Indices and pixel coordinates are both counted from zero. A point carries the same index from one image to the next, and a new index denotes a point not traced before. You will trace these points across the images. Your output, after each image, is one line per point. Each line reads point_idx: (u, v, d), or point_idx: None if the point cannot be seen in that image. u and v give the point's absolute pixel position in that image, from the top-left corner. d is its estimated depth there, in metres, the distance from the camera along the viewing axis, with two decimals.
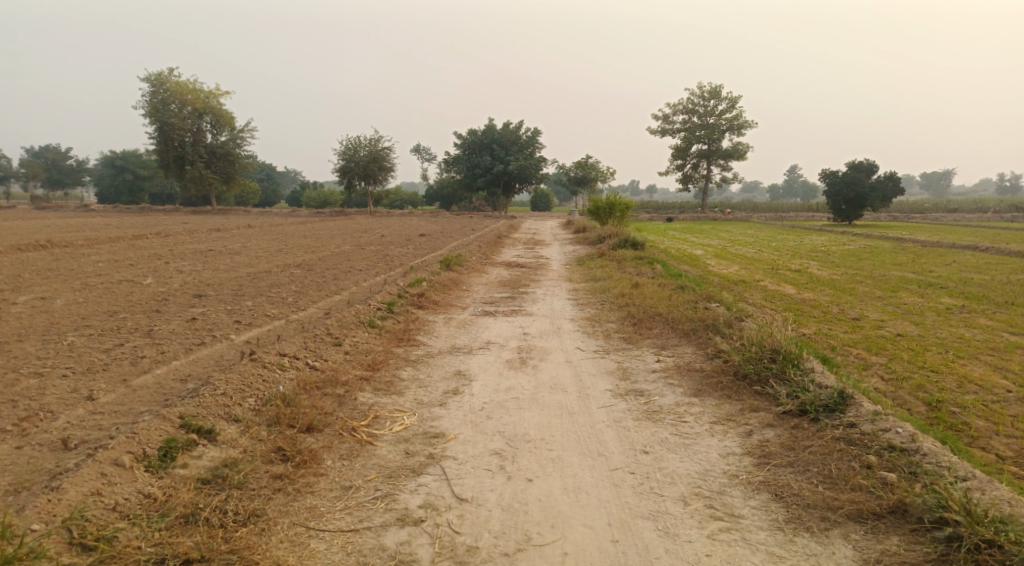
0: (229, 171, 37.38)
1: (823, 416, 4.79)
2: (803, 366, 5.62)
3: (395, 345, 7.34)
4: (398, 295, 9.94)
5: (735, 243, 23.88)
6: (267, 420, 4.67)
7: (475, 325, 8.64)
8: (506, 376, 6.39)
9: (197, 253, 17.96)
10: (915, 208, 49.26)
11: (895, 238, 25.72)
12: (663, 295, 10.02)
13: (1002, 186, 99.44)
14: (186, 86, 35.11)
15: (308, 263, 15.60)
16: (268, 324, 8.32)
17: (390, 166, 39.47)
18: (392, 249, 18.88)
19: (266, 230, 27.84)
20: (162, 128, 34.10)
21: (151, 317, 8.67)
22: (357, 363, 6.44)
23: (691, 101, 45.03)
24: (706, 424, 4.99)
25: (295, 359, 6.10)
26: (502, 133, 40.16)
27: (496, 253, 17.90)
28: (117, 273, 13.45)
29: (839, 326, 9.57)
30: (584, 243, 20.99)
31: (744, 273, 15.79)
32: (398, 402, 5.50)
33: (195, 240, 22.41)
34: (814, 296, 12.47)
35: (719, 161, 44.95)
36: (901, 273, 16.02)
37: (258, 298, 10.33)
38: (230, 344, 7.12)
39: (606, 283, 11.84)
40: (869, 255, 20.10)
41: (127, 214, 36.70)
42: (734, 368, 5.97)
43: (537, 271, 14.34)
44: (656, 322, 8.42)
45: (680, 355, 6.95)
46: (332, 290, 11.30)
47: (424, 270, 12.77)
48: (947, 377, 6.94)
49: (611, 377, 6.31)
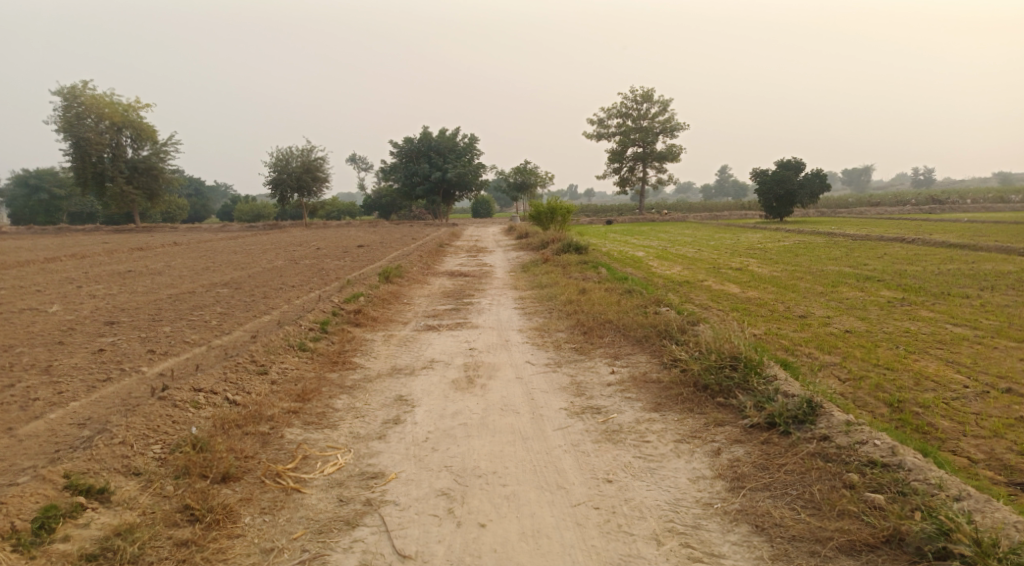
0: (153, 186, 35.56)
1: (794, 429, 4.46)
2: (766, 375, 5.29)
3: (329, 370, 6.72)
4: (333, 312, 9.28)
5: (675, 243, 23.96)
6: (175, 471, 4.05)
7: (417, 342, 8.09)
8: (451, 399, 5.86)
9: (115, 275, 16.74)
10: (841, 204, 50.90)
11: (826, 233, 26.29)
12: (611, 301, 9.67)
13: (917, 180, 104.49)
14: (103, 99, 33.18)
15: (237, 281, 14.69)
16: (187, 352, 7.55)
17: (325, 177, 38.35)
18: (328, 262, 18.09)
19: (194, 246, 26.49)
20: (77, 143, 32.15)
21: (52, 350, 7.78)
22: (286, 394, 5.82)
23: (625, 105, 45.41)
24: (670, 443, 4.60)
25: (212, 393, 5.44)
26: (439, 140, 39.56)
27: (437, 263, 17.34)
28: (21, 301, 12.29)
29: (787, 325, 9.42)
30: (527, 248, 20.62)
31: (687, 273, 15.70)
32: (331, 437, 4.93)
33: (115, 261, 21.03)
34: (758, 295, 12.41)
35: (654, 163, 45.49)
36: (839, 267, 16.22)
37: (179, 323, 9.51)
38: (141, 379, 6.37)
39: (552, 290, 11.44)
40: (806, 251, 20.39)
41: (41, 236, 34.39)
42: (693, 379, 5.60)
43: (481, 280, 13.86)
44: (606, 331, 8.04)
45: (636, 366, 6.57)
46: (261, 309, 10.54)
47: (361, 284, 12.13)
48: (903, 374, 6.78)
49: (565, 393, 5.88)
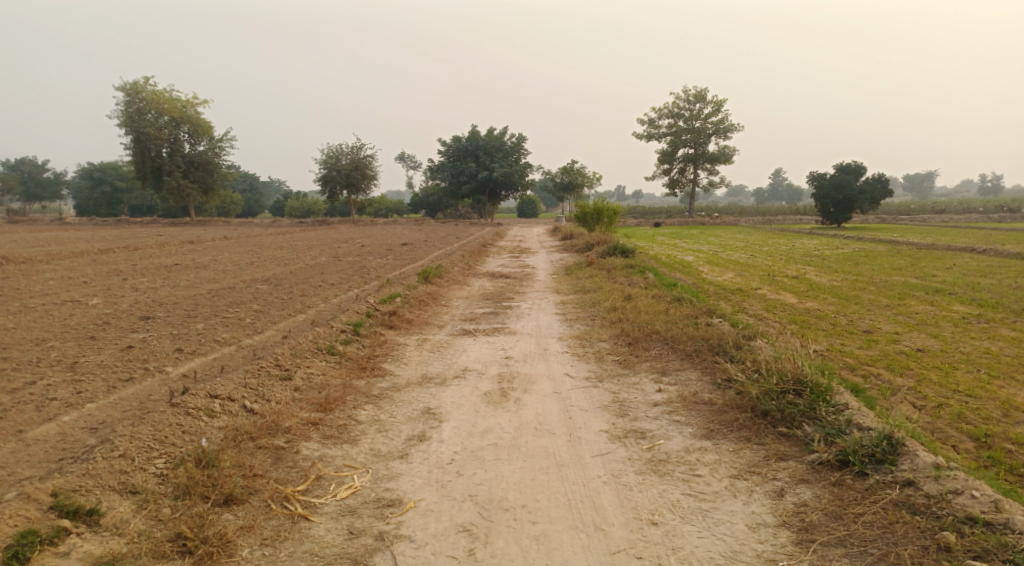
0: (208, 181, 36.17)
1: (872, 471, 3.88)
2: (835, 403, 4.68)
3: (356, 377, 6.35)
4: (367, 314, 8.94)
5: (726, 248, 23.08)
6: (175, 490, 3.74)
7: (451, 348, 7.67)
8: (482, 414, 5.41)
9: (162, 268, 16.84)
10: (902, 211, 48.80)
11: (888, 241, 25.02)
12: (658, 309, 9.09)
13: (984, 187, 99.69)
14: (162, 95, 33.88)
15: (278, 278, 14.57)
16: (214, 352, 7.31)
17: (373, 174, 38.46)
18: (370, 260, 17.89)
19: (243, 241, 26.76)
20: (137, 137, 32.94)
21: (82, 345, 7.63)
22: (308, 403, 5.46)
23: (676, 105, 44.37)
24: (725, 479, 4.08)
25: (229, 400, 5.11)
26: (487, 139, 39.27)
27: (480, 263, 16.95)
28: (66, 292, 12.36)
29: (851, 341, 8.68)
30: (572, 250, 20.06)
31: (739, 281, 14.93)
32: (350, 454, 4.54)
33: (164, 254, 21.25)
34: (818, 306, 11.63)
35: (705, 165, 44.32)
36: (904, 278, 15.22)
37: (212, 320, 9.31)
38: (162, 381, 6.11)
39: (596, 295, 10.92)
40: (867, 259, 19.32)
41: (101, 227, 35.37)
42: (750, 404, 5.01)
43: (523, 283, 13.42)
44: (652, 342, 7.49)
45: (685, 384, 6.01)
46: (296, 308, 10.30)
47: (400, 284, 11.82)
48: (988, 403, 6.05)
49: (607, 413, 5.37)
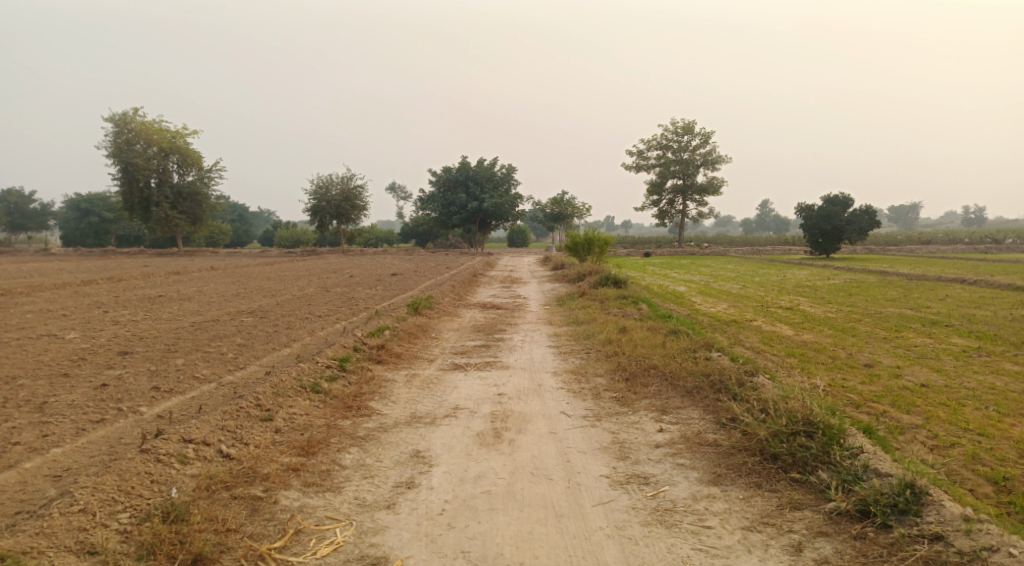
0: (196, 212, 35.85)
1: (896, 523, 3.64)
2: (850, 446, 4.42)
3: (341, 417, 6.02)
4: (354, 348, 8.63)
5: (718, 279, 22.95)
6: (139, 550, 3.43)
7: (442, 384, 7.36)
8: (475, 458, 5.10)
9: (145, 300, 16.45)
10: (889, 241, 49.08)
11: (878, 271, 25.02)
12: (655, 343, 8.83)
13: (967, 218, 100.98)
14: (152, 126, 33.71)
15: (264, 310, 14.24)
16: (194, 390, 6.97)
17: (363, 204, 38.31)
18: (359, 291, 17.58)
19: (229, 272, 26.40)
20: (126, 168, 32.69)
21: (54, 383, 7.27)
22: (289, 446, 5.14)
23: (665, 137, 44.71)
24: (737, 531, 3.80)
25: (204, 444, 4.78)
26: (477, 170, 39.27)
27: (470, 294, 16.70)
28: (43, 326, 11.97)
29: (853, 375, 8.44)
30: (564, 281, 19.86)
31: (733, 312, 14.73)
32: (333, 505, 4.22)
33: (148, 285, 20.82)
34: (815, 338, 11.42)
35: (694, 196, 44.52)
36: (899, 309, 15.08)
37: (193, 356, 8.96)
38: (135, 423, 5.77)
39: (590, 328, 10.66)
40: (859, 290, 19.21)
41: (87, 258, 34.91)
42: (758, 446, 4.73)
43: (514, 314, 13.16)
44: (650, 378, 7.21)
45: (687, 423, 5.73)
46: (281, 342, 9.97)
47: (388, 316, 11.53)
48: (1002, 443, 5.80)
49: (607, 456, 5.08)
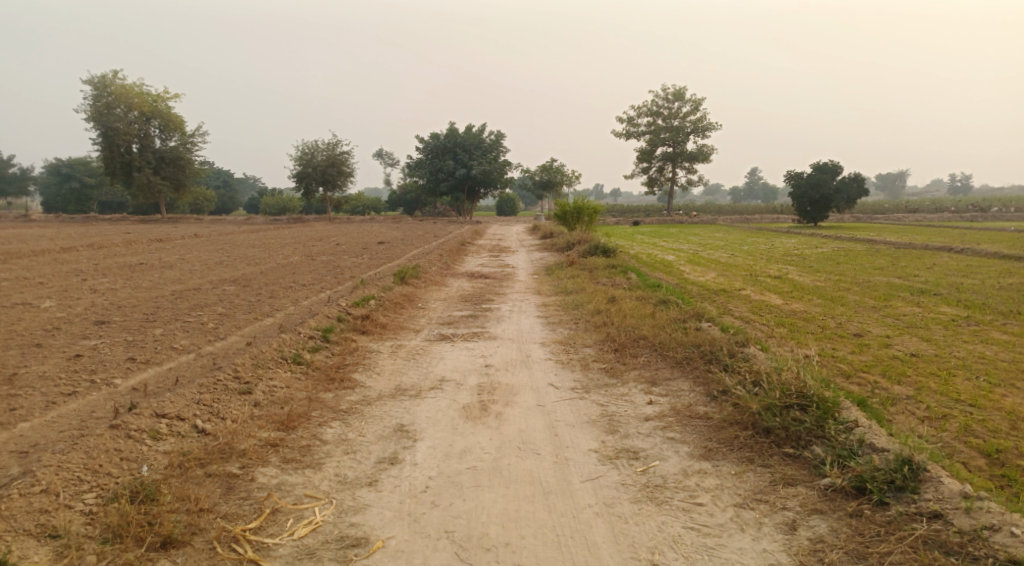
0: (179, 177, 35.18)
1: (893, 500, 3.57)
2: (844, 420, 4.31)
3: (323, 390, 5.85)
4: (338, 318, 8.44)
5: (706, 247, 22.82)
6: (104, 533, 3.30)
7: (428, 355, 7.20)
8: (460, 432, 4.95)
9: (126, 268, 16.11)
10: (876, 210, 49.10)
11: (867, 240, 24.98)
12: (644, 313, 8.69)
13: (954, 187, 101.23)
14: (132, 89, 32.87)
15: (247, 278, 13.97)
16: (171, 361, 6.76)
17: (349, 171, 37.74)
18: (345, 260, 17.31)
19: (213, 239, 25.98)
20: (106, 132, 31.93)
21: (26, 354, 7.03)
22: (268, 420, 4.96)
23: (655, 104, 44.20)
24: (729, 508, 3.71)
25: (178, 419, 4.60)
26: (465, 136, 38.70)
27: (458, 262, 16.49)
28: (19, 294, 11.66)
29: (843, 345, 8.36)
30: (552, 250, 19.65)
31: (723, 281, 14.61)
32: (312, 482, 4.07)
33: (128, 253, 20.40)
34: (804, 307, 11.33)
35: (684, 164, 44.20)
36: (887, 278, 15.02)
37: (172, 325, 8.74)
38: (108, 396, 5.58)
39: (579, 297, 10.51)
40: (847, 259, 19.17)
41: (68, 224, 34.27)
42: (750, 420, 4.62)
43: (502, 283, 12.98)
44: (640, 349, 7.08)
45: (678, 396, 5.62)
46: (264, 311, 9.75)
47: (374, 285, 11.32)
48: (994, 414, 5.72)
49: (596, 429, 4.95)
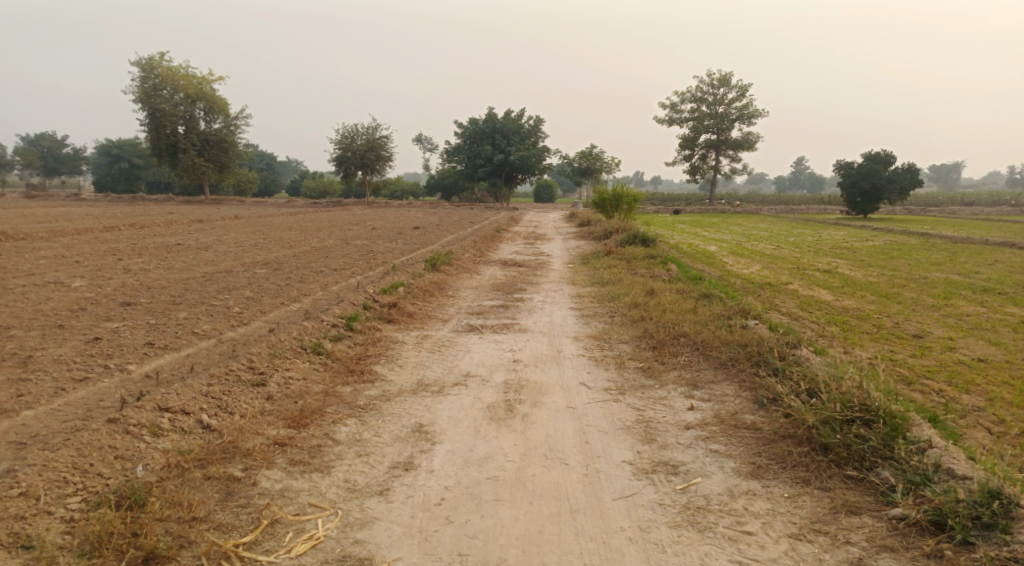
0: (222, 159, 35.48)
1: (979, 541, 3.12)
2: (916, 439, 3.81)
3: (341, 384, 5.51)
4: (363, 306, 8.12)
5: (750, 238, 21.99)
6: (82, 545, 3.07)
7: (454, 348, 6.82)
8: (483, 435, 4.58)
9: (162, 249, 16.09)
10: (930, 202, 47.06)
11: (921, 233, 23.80)
12: (686, 308, 8.15)
13: (1012, 179, 97.12)
14: (178, 71, 33.21)
15: (279, 261, 13.81)
16: (190, 347, 6.52)
17: (388, 155, 37.59)
18: (378, 245, 17.05)
19: (252, 221, 26.06)
20: (153, 114, 32.29)
21: (46, 335, 6.87)
22: (279, 416, 4.64)
23: (700, 90, 42.99)
24: (783, 540, 3.29)
25: (182, 413, 4.30)
26: (504, 122, 38.18)
27: (492, 249, 16.11)
28: (54, 273, 11.63)
29: (902, 347, 7.72)
30: (590, 238, 19.10)
31: (768, 274, 13.90)
32: (319, 488, 3.74)
33: (168, 233, 20.48)
34: (857, 305, 10.65)
35: (728, 152, 42.96)
36: (946, 275, 14.15)
37: (197, 308, 8.53)
38: (120, 384, 5.33)
39: (616, 289, 10.01)
40: (902, 253, 18.20)
41: (116, 204, 34.87)
42: (805, 434, 4.13)
43: (536, 272, 12.56)
44: (680, 348, 6.58)
45: (721, 402, 5.14)
46: (291, 296, 9.51)
47: (405, 271, 11.00)
48: None
49: (630, 437, 4.52)
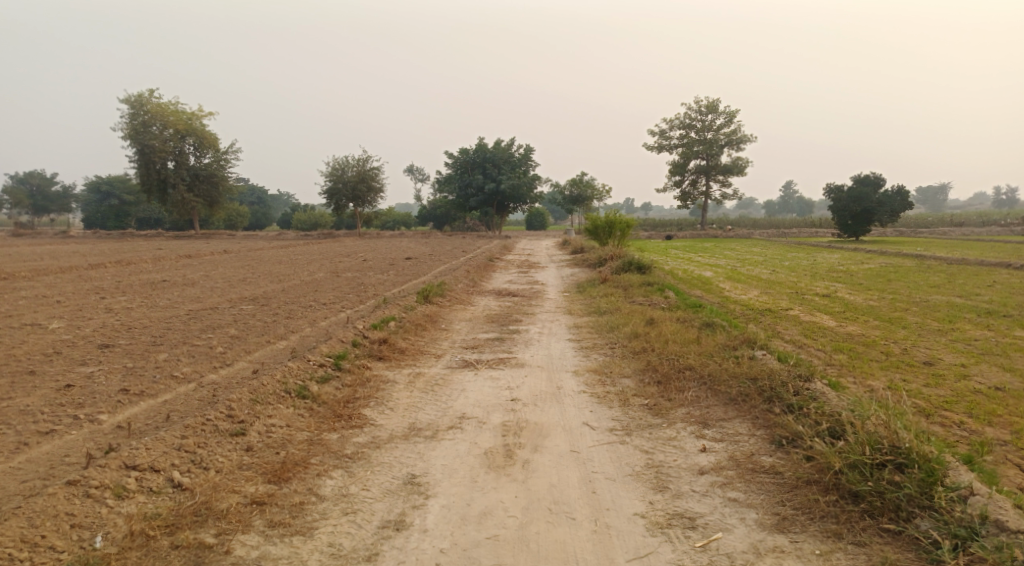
0: (213, 194, 35.24)
1: None
2: (954, 485, 3.56)
3: (327, 431, 5.14)
4: (353, 344, 7.76)
5: (746, 263, 21.78)
6: None
7: (449, 386, 6.46)
8: (481, 486, 4.21)
9: (147, 286, 15.68)
10: (921, 224, 47.17)
11: (916, 255, 23.67)
12: (688, 338, 7.84)
13: (999, 199, 97.91)
14: (167, 107, 33.15)
15: (267, 297, 13.44)
16: (169, 392, 6.14)
17: (379, 186, 37.43)
18: (369, 277, 16.70)
19: (242, 255, 25.68)
20: (142, 150, 32.07)
21: (15, 383, 6.48)
22: (258, 470, 4.26)
23: (688, 116, 43.22)
24: None
25: (151, 471, 3.94)
26: (495, 151, 38.17)
27: (485, 279, 15.80)
28: (32, 314, 11.21)
29: (914, 376, 7.40)
30: (584, 266, 18.83)
31: (768, 300, 13.63)
32: (299, 556, 3.42)
33: (154, 269, 20.09)
34: (862, 330, 10.37)
35: (718, 177, 43.05)
36: (947, 297, 13.91)
37: (178, 349, 8.15)
38: (89, 436, 4.94)
39: (614, 319, 9.71)
40: (899, 276, 18.00)
41: (105, 241, 34.45)
42: (832, 480, 3.85)
43: (531, 302, 12.25)
44: (686, 382, 6.24)
45: (736, 442, 4.80)
46: (278, 334, 9.14)
47: (396, 304, 10.67)
48: None
49: (640, 485, 4.17)
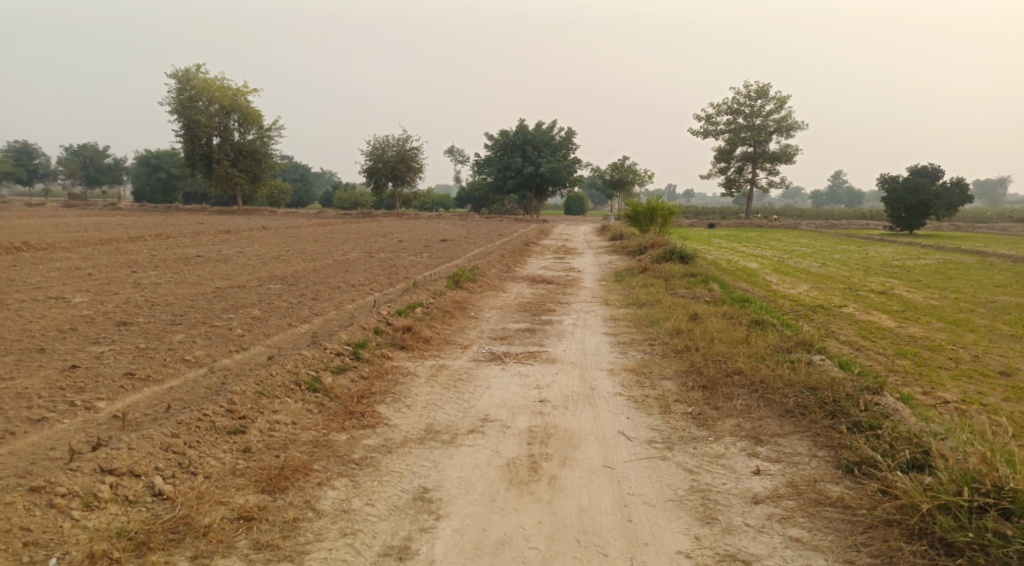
0: (255, 170, 35.26)
1: None
2: None
3: (335, 431, 4.66)
4: (374, 331, 7.29)
5: (793, 255, 20.79)
6: None
7: (473, 383, 5.93)
8: (501, 504, 3.72)
9: (179, 261, 15.46)
10: (980, 219, 44.97)
11: (976, 251, 22.35)
12: (737, 337, 7.17)
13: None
14: (213, 84, 33.18)
15: (297, 276, 13.10)
16: (175, 378, 5.73)
17: (418, 166, 37.02)
18: (403, 258, 16.27)
19: (279, 232, 25.54)
20: (188, 125, 32.21)
21: (23, 361, 6.16)
22: (252, 476, 3.81)
23: (737, 100, 41.73)
24: None
25: (130, 477, 3.58)
26: (535, 133, 37.41)
27: (519, 264, 15.26)
28: (60, 287, 11.02)
29: (991, 387, 6.62)
30: (622, 253, 18.14)
31: (819, 295, 12.81)
32: None
33: (190, 244, 19.98)
34: (925, 333, 9.52)
35: (766, 164, 41.59)
36: (1016, 298, 12.87)
37: (196, 330, 7.78)
38: (80, 426, 4.56)
39: (654, 312, 9.07)
40: (960, 273, 16.88)
41: (150, 214, 34.80)
42: (918, 524, 3.28)
43: (565, 290, 11.66)
44: (735, 389, 5.60)
45: (795, 464, 4.17)
46: (300, 316, 8.73)
47: (425, 288, 10.21)
48: None
49: (684, 514, 3.61)
